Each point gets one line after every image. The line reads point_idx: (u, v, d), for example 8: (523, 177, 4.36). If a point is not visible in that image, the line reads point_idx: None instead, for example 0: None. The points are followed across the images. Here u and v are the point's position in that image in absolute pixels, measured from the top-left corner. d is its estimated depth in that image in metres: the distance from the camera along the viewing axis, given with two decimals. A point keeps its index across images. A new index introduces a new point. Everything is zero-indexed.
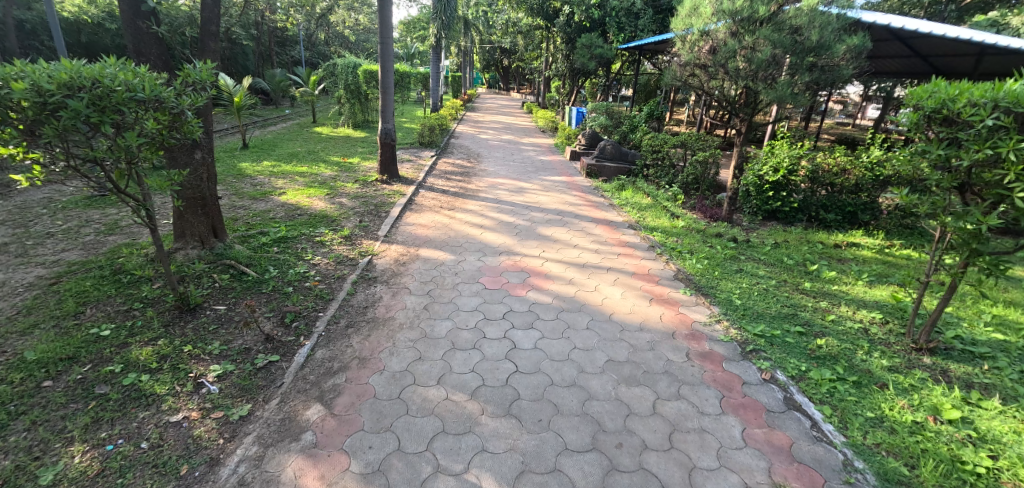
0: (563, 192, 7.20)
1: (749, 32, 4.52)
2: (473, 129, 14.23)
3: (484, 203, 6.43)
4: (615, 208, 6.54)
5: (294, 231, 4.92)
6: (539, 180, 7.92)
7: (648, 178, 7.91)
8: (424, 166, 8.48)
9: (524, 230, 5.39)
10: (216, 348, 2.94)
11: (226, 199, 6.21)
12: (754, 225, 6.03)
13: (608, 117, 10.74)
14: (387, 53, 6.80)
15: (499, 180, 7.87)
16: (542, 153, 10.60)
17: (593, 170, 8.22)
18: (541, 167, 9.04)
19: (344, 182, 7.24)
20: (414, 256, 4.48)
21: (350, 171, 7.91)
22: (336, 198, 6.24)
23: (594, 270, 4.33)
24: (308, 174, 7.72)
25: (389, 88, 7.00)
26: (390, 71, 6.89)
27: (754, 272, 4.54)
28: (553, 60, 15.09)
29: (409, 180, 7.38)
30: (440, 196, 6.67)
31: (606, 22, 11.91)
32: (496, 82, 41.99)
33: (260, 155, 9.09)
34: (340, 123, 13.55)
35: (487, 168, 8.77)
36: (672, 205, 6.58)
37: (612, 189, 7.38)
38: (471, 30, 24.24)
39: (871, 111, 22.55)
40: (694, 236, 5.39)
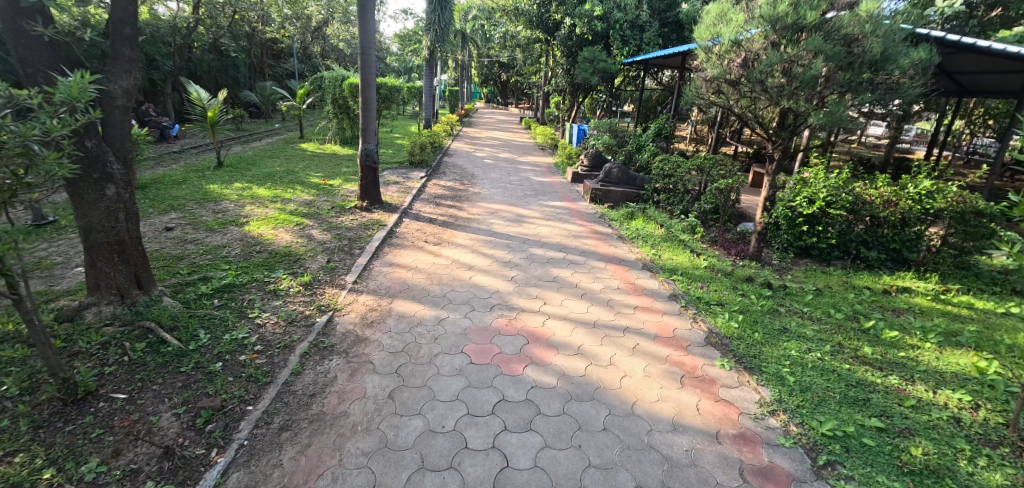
0: (564, 220, 6.41)
1: (792, 44, 3.79)
2: (469, 146, 13.48)
3: (475, 235, 5.61)
4: (624, 240, 5.74)
5: (244, 276, 4.09)
6: (538, 206, 7.13)
7: (659, 205, 7.13)
8: (412, 189, 7.69)
9: (521, 272, 4.57)
10: (88, 473, 2.11)
11: (178, 230, 5.39)
12: (786, 264, 5.26)
13: (613, 135, 10.02)
14: (369, 66, 6.05)
15: (494, 205, 7.07)
16: (542, 173, 9.83)
17: (598, 195, 7.45)
18: (540, 190, 8.25)
19: (319, 208, 6.42)
20: (386, 312, 3.64)
21: (328, 195, 7.11)
22: (305, 229, 5.43)
23: (607, 334, 3.50)
24: (281, 198, 6.92)
25: (372, 104, 6.23)
26: (372, 86, 6.14)
27: (801, 334, 3.75)
28: (553, 74, 14.46)
29: (393, 206, 6.58)
30: (426, 227, 5.86)
31: (609, 35, 11.28)
32: (493, 97, 41.56)
33: (233, 175, 8.31)
34: (328, 138, 12.81)
35: (481, 191, 7.99)
36: (689, 239, 5.79)
37: (620, 217, 6.60)
38: (468, 44, 23.76)
39: (877, 128, 22.01)
40: (721, 281, 4.58)
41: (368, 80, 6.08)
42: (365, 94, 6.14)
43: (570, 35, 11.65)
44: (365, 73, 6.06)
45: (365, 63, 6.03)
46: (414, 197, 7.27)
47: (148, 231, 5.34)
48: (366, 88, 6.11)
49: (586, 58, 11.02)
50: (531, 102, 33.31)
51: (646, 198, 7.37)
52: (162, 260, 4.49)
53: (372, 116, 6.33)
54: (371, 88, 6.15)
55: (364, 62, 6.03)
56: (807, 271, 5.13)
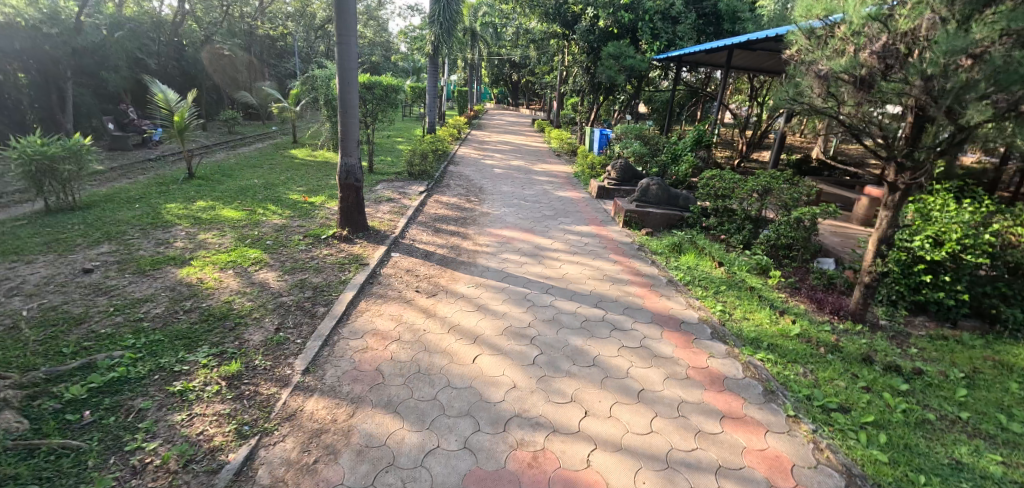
0: (595, 255, 5.09)
1: (978, 22, 2.46)
2: (477, 152, 12.15)
3: (483, 278, 4.31)
4: (677, 286, 4.41)
5: (145, 362, 2.81)
6: (560, 232, 5.80)
7: (710, 232, 5.82)
8: (409, 209, 6.41)
9: (547, 345, 3.25)
10: None
11: (98, 273, 4.16)
12: (899, 328, 3.92)
13: (644, 141, 8.65)
14: (349, 60, 4.68)
15: (507, 232, 5.75)
16: (560, 185, 8.48)
17: (633, 218, 6.10)
18: (561, 209, 6.91)
19: (290, 238, 5.15)
20: (343, 436, 2.34)
21: (304, 218, 5.84)
22: (261, 273, 4.16)
23: (692, 485, 2.16)
24: (246, 222, 5.67)
25: (355, 107, 4.89)
26: (354, 85, 4.80)
27: (985, 473, 2.39)
28: (570, 73, 13.09)
29: (381, 233, 5.28)
30: (418, 264, 4.55)
31: (637, 28, 9.79)
32: (504, 98, 40.31)
33: (202, 190, 7.11)
34: (322, 144, 11.60)
35: (492, 210, 6.69)
36: (762, 286, 4.44)
37: (666, 251, 5.28)
38: (477, 43, 22.52)
39: None
40: (828, 363, 3.26)
41: (348, 77, 4.72)
42: (345, 96, 4.78)
43: (593, 28, 10.21)
44: (345, 69, 4.69)
45: (343, 55, 4.66)
46: (409, 219, 6.00)
47: (59, 275, 4.11)
48: (345, 87, 4.75)
49: (611, 53, 9.58)
50: (543, 102, 32.02)
51: (693, 222, 6.03)
52: (52, 328, 3.24)
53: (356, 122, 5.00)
54: (354, 87, 4.81)
55: (342, 55, 4.65)
56: (932, 339, 3.78)
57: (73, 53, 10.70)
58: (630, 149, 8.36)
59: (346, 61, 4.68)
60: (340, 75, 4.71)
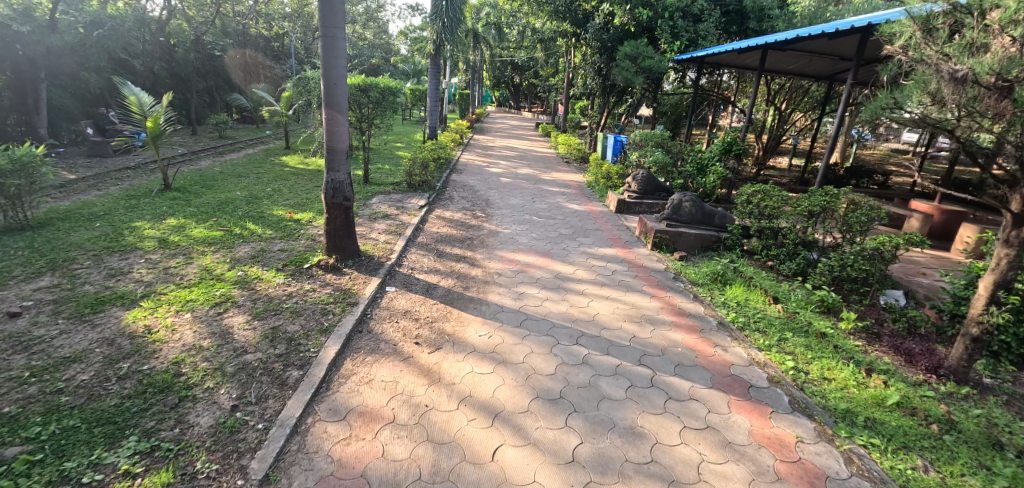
0: (626, 286, 4.32)
1: None
2: (481, 159, 11.36)
3: (497, 321, 3.53)
4: (733, 332, 3.63)
5: (43, 469, 2.06)
6: (581, 257, 5.02)
7: (754, 257, 5.08)
8: (408, 228, 5.62)
9: (589, 428, 2.47)
10: None
11: (26, 318, 3.38)
12: (1014, 391, 3.15)
13: (666, 149, 7.89)
14: (336, 57, 3.91)
15: (520, 256, 4.98)
16: (574, 197, 7.73)
17: (663, 239, 5.33)
18: (578, 227, 6.14)
19: (268, 265, 4.38)
20: None
21: (286, 239, 5.06)
22: (225, 318, 3.40)
23: None
24: (218, 244, 4.89)
25: (343, 113, 4.11)
26: (342, 87, 4.02)
27: None
28: (579, 75, 12.32)
29: (375, 261, 4.51)
30: (417, 302, 3.77)
31: (656, 26, 9.01)
32: (506, 101, 39.55)
33: (176, 204, 6.36)
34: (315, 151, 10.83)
35: (502, 229, 5.92)
36: (833, 332, 3.66)
37: (708, 282, 4.52)
38: (480, 44, 21.78)
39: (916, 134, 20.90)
40: (953, 454, 2.49)
41: (335, 76, 3.94)
42: (332, 99, 4.00)
43: (607, 26, 9.43)
44: (331, 67, 3.92)
45: (329, 53, 3.89)
46: (407, 241, 5.22)
47: None
48: (332, 89, 3.97)
49: (628, 53, 8.79)
50: (546, 105, 31.32)
51: (731, 245, 5.29)
52: None
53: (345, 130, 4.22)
54: (343, 90, 4.03)
55: (327, 52, 3.88)
56: None
57: (47, 52, 9.96)
58: (651, 158, 7.54)
59: (333, 58, 3.91)
60: (325, 75, 3.93)
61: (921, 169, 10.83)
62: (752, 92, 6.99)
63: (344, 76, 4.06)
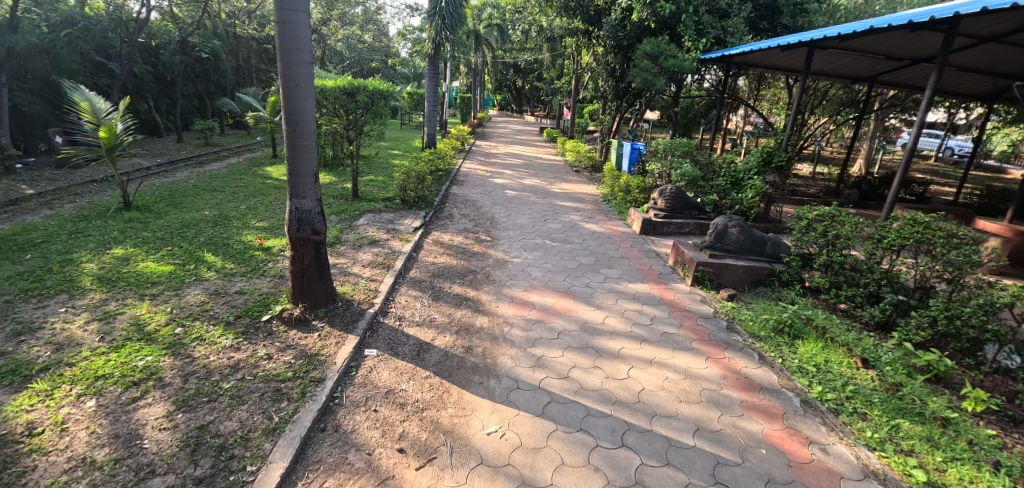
0: (672, 342, 3.41)
1: None
2: (485, 168, 10.45)
3: (511, 407, 2.61)
4: (826, 418, 2.73)
5: None
6: (609, 297, 4.10)
7: (821, 298, 4.18)
8: (398, 258, 4.70)
9: None
10: None
11: None
12: None
13: (694, 160, 6.99)
14: (299, 49, 2.95)
15: (535, 296, 4.04)
16: (591, 215, 6.82)
17: (705, 273, 4.40)
18: (600, 254, 5.20)
19: (220, 316, 3.48)
20: None
21: (249, 277, 4.15)
22: (139, 410, 2.48)
23: None
24: (165, 284, 3.98)
25: (311, 121, 3.15)
26: (309, 88, 3.07)
27: None
28: (590, 76, 11.43)
29: (354, 308, 3.60)
30: (403, 377, 2.84)
31: (678, 22, 8.10)
32: (508, 103, 38.75)
33: (131, 227, 5.47)
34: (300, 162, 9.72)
35: (511, 257, 5.00)
36: (957, 417, 2.75)
37: (772, 334, 3.60)
38: (482, 46, 20.93)
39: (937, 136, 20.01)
40: None
41: (298, 74, 2.98)
42: (294, 104, 3.03)
43: (624, 22, 8.53)
44: (292, 62, 2.95)
45: (289, 43, 2.92)
46: (397, 276, 4.30)
47: None
48: (294, 91, 3.01)
49: (649, 52, 7.88)
50: (549, 108, 30.54)
51: (788, 282, 4.38)
52: None
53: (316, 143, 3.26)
54: (310, 91, 3.07)
55: (286, 43, 2.91)
56: None
57: (9, 53, 9.08)
58: (679, 171, 6.65)
59: (294, 51, 2.94)
60: (284, 73, 2.97)
61: (962, 179, 9.94)
62: (798, 107, 6.13)
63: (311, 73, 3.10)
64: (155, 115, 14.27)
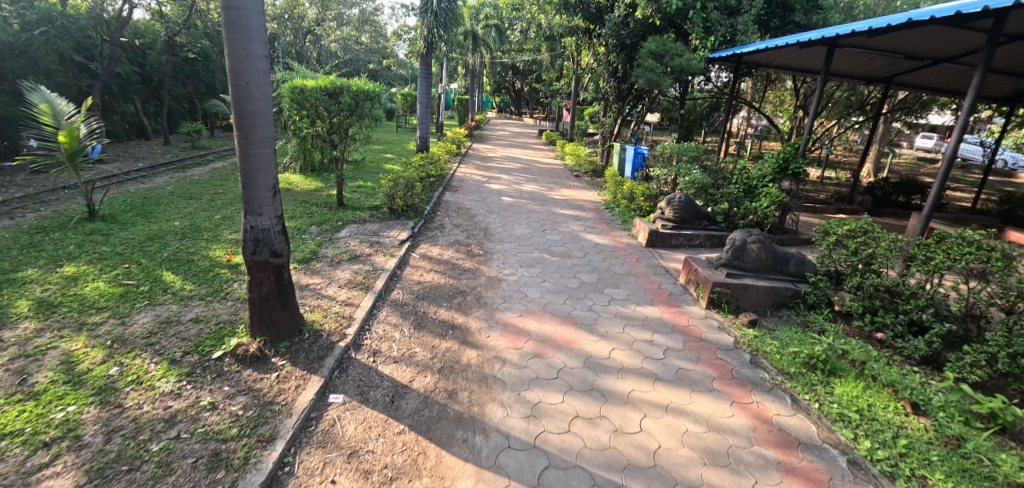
0: (689, 381, 2.94)
1: None
2: (481, 173, 9.97)
3: (500, 476, 2.13)
4: (880, 485, 2.27)
5: None
6: (614, 323, 3.62)
7: (854, 325, 3.72)
8: (380, 276, 4.21)
9: None
10: None
11: None
12: None
13: (702, 166, 6.53)
14: (250, 40, 2.48)
15: (532, 323, 3.56)
16: (593, 225, 6.36)
17: (723, 296, 3.93)
18: (604, 270, 4.72)
19: (166, 350, 3.01)
20: None
21: (208, 302, 3.67)
22: (41, 484, 2.01)
23: None
24: (111, 310, 3.51)
25: (266, 126, 2.68)
26: (262, 87, 2.60)
27: None
28: (591, 77, 10.99)
29: (323, 340, 3.13)
30: (372, 433, 2.36)
31: (684, 19, 7.65)
32: (507, 105, 38.33)
33: (91, 240, 5.01)
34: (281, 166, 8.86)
35: (505, 273, 4.51)
36: None
37: (802, 370, 3.14)
38: (479, 47, 20.54)
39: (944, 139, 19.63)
40: None
41: (249, 71, 2.51)
42: (245, 105, 2.56)
43: (627, 20, 8.08)
44: (241, 56, 2.48)
45: (236, 32, 2.44)
46: (377, 298, 3.81)
47: None
48: (245, 89, 2.53)
49: (653, 50, 7.42)
50: (548, 111, 30.20)
51: (815, 305, 3.92)
52: None
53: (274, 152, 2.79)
54: (264, 90, 2.60)
55: (233, 32, 2.44)
56: None
57: None
58: (688, 177, 6.20)
59: (244, 42, 2.47)
60: (232, 69, 2.50)
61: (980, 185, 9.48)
62: (816, 110, 5.69)
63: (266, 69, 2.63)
64: (140, 117, 13.80)
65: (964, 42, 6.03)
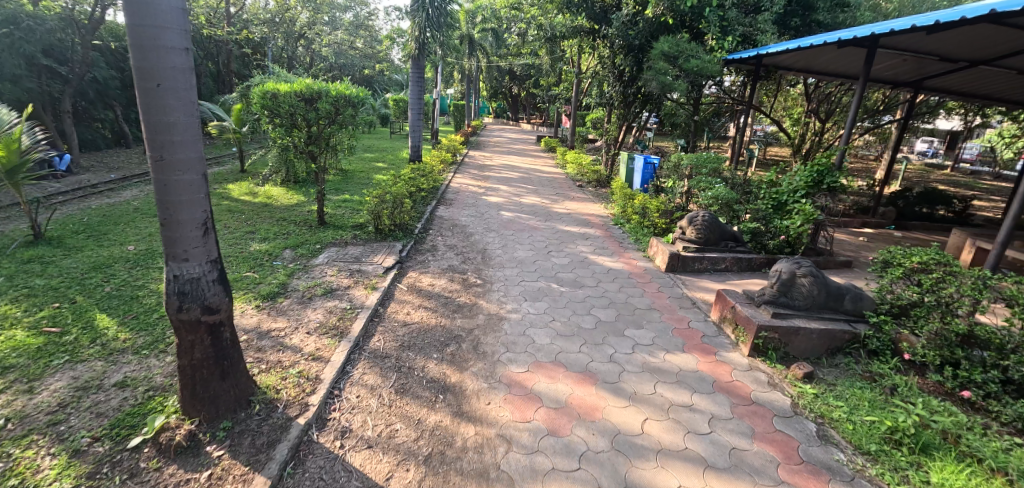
0: (749, 470, 2.28)
1: None
2: (478, 184, 9.29)
3: None
4: None
5: None
6: (643, 379, 2.95)
7: (930, 379, 3.09)
8: (358, 316, 3.53)
9: None
10: None
11: None
12: None
13: (724, 180, 5.91)
14: (160, 26, 1.84)
15: (542, 382, 2.88)
16: (604, 244, 5.70)
17: (770, 341, 3.28)
18: (621, 304, 4.05)
19: (75, 433, 2.33)
20: None
21: (144, 358, 3.00)
22: None
23: None
24: (19, 371, 2.82)
25: (191, 142, 2.03)
26: (182, 89, 1.95)
27: None
28: (595, 81, 10.37)
29: (277, 415, 2.45)
30: None
31: (699, 18, 7.04)
32: (504, 111, 37.74)
33: (26, 270, 4.31)
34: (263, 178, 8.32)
35: (507, 308, 3.84)
36: None
37: (884, 448, 2.49)
38: (476, 51, 19.93)
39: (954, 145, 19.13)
40: None
41: (161, 69, 1.87)
42: (157, 116, 1.91)
43: (636, 19, 7.49)
44: (148, 49, 1.84)
45: (140, 15, 1.80)
46: (353, 347, 3.12)
47: None
48: (156, 94, 1.89)
49: (666, 51, 6.81)
50: (546, 117, 29.61)
51: (879, 351, 3.32)
52: None
53: (204, 177, 2.13)
54: (185, 94, 1.96)
55: (136, 15, 1.80)
56: None
57: None
58: (710, 191, 5.62)
59: (151, 29, 1.84)
60: (138, 67, 1.85)
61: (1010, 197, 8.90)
62: (853, 117, 5.10)
63: (189, 68, 1.99)
64: (120, 124, 13.09)
65: (1007, 43, 5.43)
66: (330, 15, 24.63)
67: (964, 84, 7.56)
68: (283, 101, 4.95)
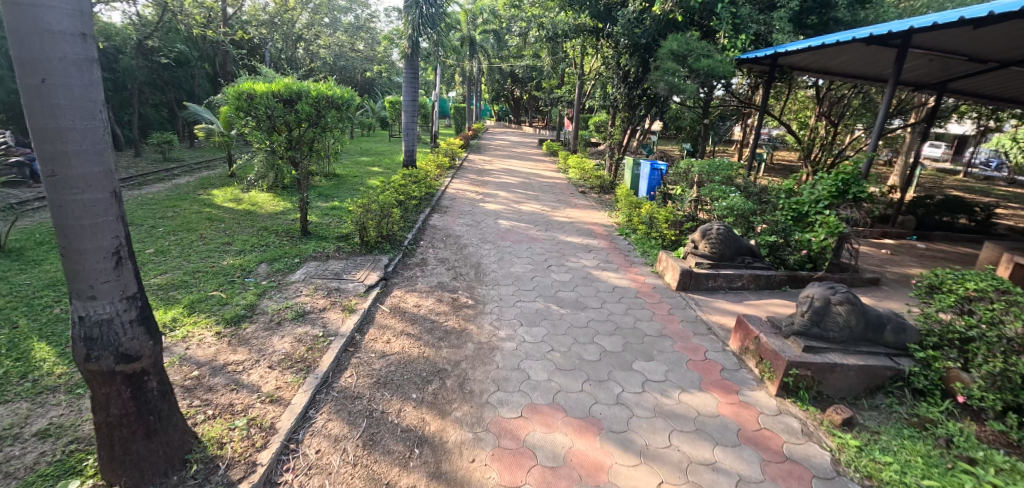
0: None
1: None
2: (476, 190, 8.90)
3: None
4: None
5: None
6: (656, 429, 2.51)
7: (990, 427, 2.65)
8: (330, 345, 3.10)
9: None
10: None
11: None
12: None
13: (738, 188, 5.49)
14: (42, 5, 1.45)
15: (537, 432, 2.45)
16: (609, 258, 5.26)
17: (801, 379, 2.86)
18: (629, 330, 3.59)
19: None
20: None
21: (77, 399, 2.60)
22: None
23: None
24: None
25: (95, 152, 1.64)
26: (78, 86, 1.56)
27: None
28: (599, 83, 9.97)
29: (216, 479, 2.04)
30: None
31: (711, 15, 6.63)
32: (506, 114, 37.45)
33: None
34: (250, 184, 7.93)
35: (500, 335, 3.40)
36: None
37: None
38: (478, 53, 19.58)
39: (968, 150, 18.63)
40: None
41: (45, 60, 1.48)
42: (45, 120, 1.53)
43: (643, 16, 7.06)
44: (28, 34, 1.46)
45: None
46: (319, 385, 2.71)
47: None
48: (41, 93, 1.50)
49: (675, 50, 6.40)
50: (548, 120, 29.25)
51: (926, 391, 2.90)
52: None
53: (119, 194, 1.76)
54: (82, 91, 1.58)
55: None
56: None
57: None
58: (725, 201, 5.17)
59: (30, 8, 1.45)
60: (17, 58, 1.47)
61: None
62: (882, 122, 4.67)
63: (90, 58, 1.61)
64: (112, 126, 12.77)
65: None
66: (331, 16, 24.39)
67: (991, 86, 7.12)
68: (259, 102, 4.54)
